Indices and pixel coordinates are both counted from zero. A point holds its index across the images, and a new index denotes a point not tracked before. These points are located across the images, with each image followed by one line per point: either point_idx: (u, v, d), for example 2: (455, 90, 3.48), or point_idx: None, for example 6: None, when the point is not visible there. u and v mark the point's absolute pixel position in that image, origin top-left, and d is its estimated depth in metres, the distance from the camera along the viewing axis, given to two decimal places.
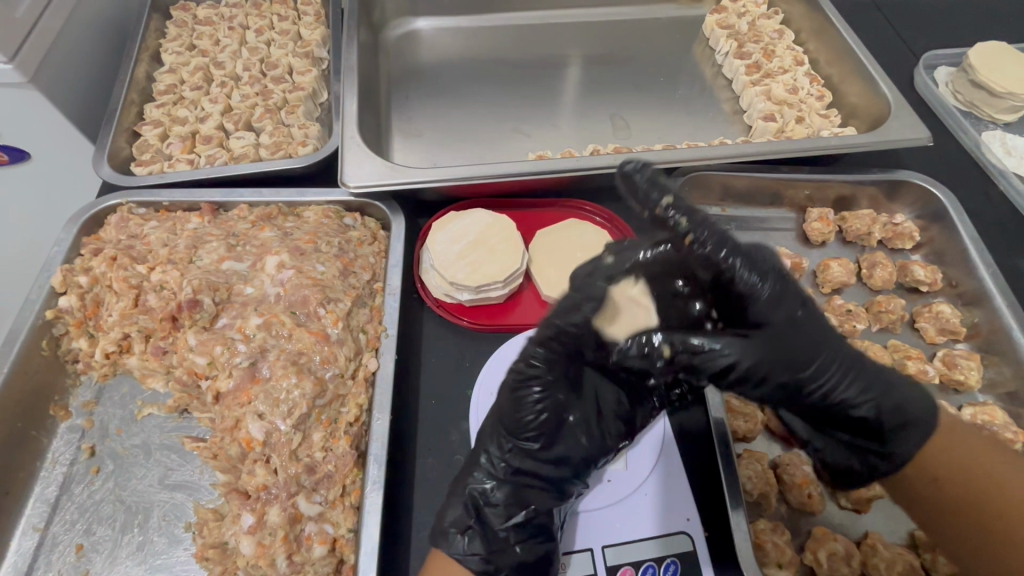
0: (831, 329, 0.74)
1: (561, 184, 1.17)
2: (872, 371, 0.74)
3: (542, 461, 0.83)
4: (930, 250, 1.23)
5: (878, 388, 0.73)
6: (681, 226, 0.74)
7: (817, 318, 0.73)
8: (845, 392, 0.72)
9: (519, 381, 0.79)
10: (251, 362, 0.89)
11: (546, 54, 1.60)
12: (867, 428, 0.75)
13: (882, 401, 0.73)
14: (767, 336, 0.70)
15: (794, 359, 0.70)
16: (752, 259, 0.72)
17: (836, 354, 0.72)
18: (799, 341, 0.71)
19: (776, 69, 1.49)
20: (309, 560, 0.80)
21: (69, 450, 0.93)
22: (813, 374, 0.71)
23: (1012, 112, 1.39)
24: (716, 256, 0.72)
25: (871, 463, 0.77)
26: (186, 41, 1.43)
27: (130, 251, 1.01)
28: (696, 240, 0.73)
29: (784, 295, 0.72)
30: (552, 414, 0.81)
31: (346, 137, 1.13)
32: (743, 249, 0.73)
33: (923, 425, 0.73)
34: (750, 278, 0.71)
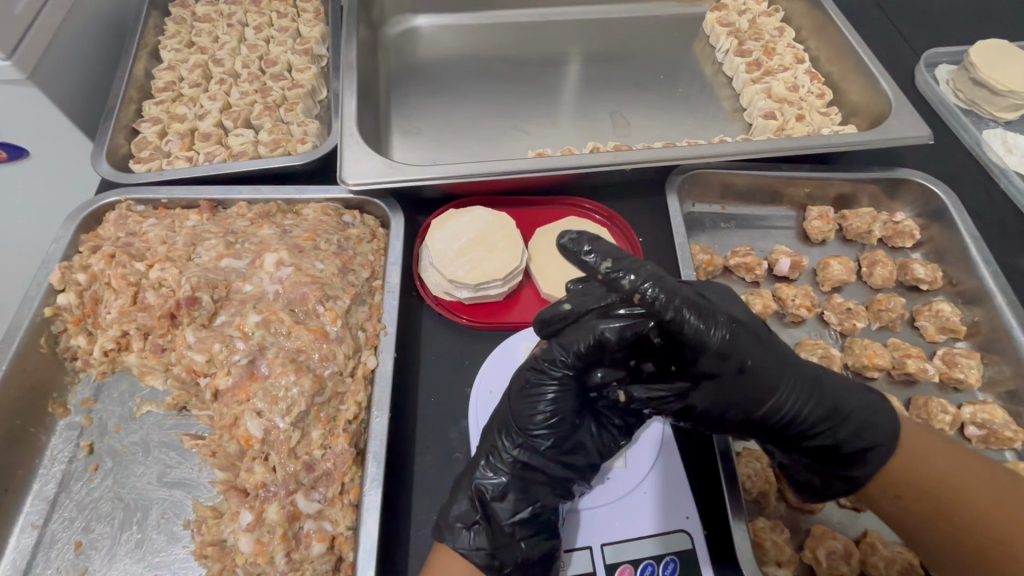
0: (788, 363, 0.79)
1: (561, 181, 1.16)
2: (829, 400, 0.78)
3: (551, 458, 0.84)
4: (931, 249, 1.23)
5: (836, 415, 0.77)
6: (625, 285, 0.76)
7: (773, 355, 0.78)
8: (802, 426, 0.78)
9: (536, 378, 0.81)
10: (249, 359, 0.89)
11: (546, 52, 1.60)
12: (826, 455, 0.79)
13: (840, 428, 0.77)
14: (722, 382, 0.77)
15: (745, 401, 0.78)
16: (700, 309, 0.75)
17: (791, 390, 0.77)
18: (751, 383, 0.77)
19: (776, 67, 1.48)
20: (307, 558, 0.79)
21: (68, 447, 0.93)
22: (766, 414, 0.78)
23: (1013, 110, 1.39)
24: (659, 314, 0.74)
25: (834, 484, 0.79)
26: (185, 38, 1.42)
27: (128, 248, 1.01)
28: (643, 297, 0.75)
29: (734, 340, 0.76)
30: (564, 415, 0.83)
31: (345, 135, 1.13)
32: (692, 299, 0.75)
33: (885, 447, 0.75)
34: (699, 327, 0.74)
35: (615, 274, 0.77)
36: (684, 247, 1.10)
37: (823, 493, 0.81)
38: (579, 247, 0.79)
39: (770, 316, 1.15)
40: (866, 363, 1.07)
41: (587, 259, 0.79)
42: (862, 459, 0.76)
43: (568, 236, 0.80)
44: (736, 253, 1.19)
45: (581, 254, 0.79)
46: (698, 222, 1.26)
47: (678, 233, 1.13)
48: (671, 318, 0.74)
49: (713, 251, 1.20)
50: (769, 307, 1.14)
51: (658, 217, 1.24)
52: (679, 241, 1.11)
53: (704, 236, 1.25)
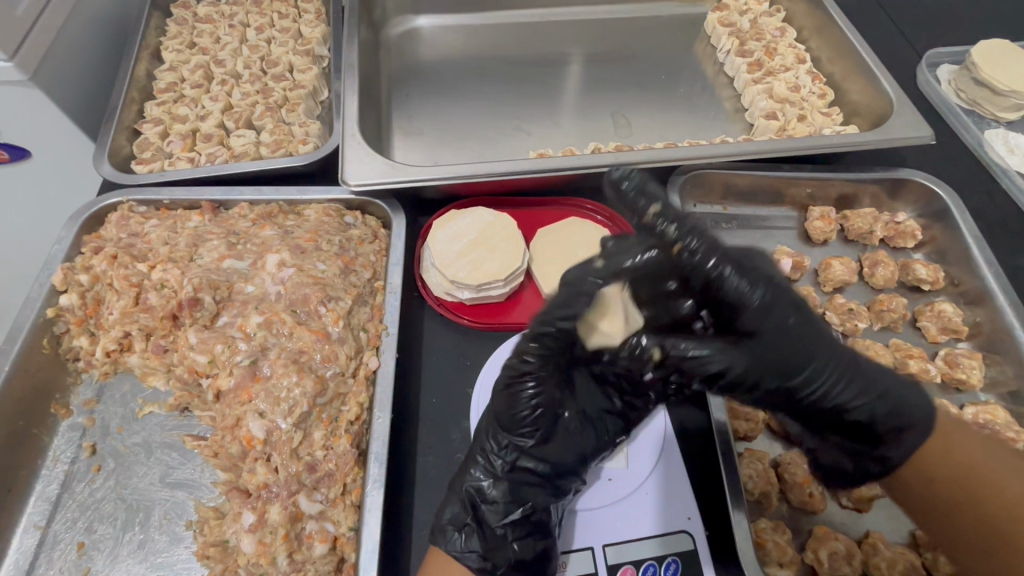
0: (827, 334, 0.76)
1: (563, 182, 1.16)
2: (867, 374, 0.75)
3: (538, 457, 0.84)
4: (932, 249, 1.23)
5: (874, 390, 0.74)
6: (669, 235, 0.72)
7: (813, 323, 0.75)
8: (839, 396, 0.74)
9: (514, 376, 0.77)
10: (251, 360, 0.89)
11: (548, 52, 1.60)
12: (860, 430, 0.76)
13: (876, 404, 0.74)
14: (761, 346, 0.73)
15: (783, 370, 0.73)
16: (742, 268, 0.72)
17: (829, 360, 0.74)
18: (792, 349, 0.73)
19: (778, 67, 1.48)
20: (310, 558, 0.80)
21: (71, 448, 0.93)
22: (804, 382, 0.74)
23: (1015, 110, 1.39)
24: (703, 270, 0.72)
25: (864, 463, 0.78)
26: (187, 39, 1.42)
27: (130, 249, 1.01)
28: (685, 249, 0.71)
29: (776, 303, 0.73)
30: (547, 407, 0.80)
31: (347, 136, 1.13)
32: (736, 260, 0.73)
33: (922, 426, 0.73)
34: (740, 287, 0.72)
35: (660, 222, 0.72)
36: None
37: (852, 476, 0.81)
38: (627, 184, 0.75)
39: None
40: None
41: (632, 198, 0.74)
42: (896, 437, 0.74)
43: (620, 171, 0.75)
44: None
45: (629, 191, 0.74)
46: (700, 222, 1.26)
47: None
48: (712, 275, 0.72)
49: None
50: None
51: None
52: None
53: None
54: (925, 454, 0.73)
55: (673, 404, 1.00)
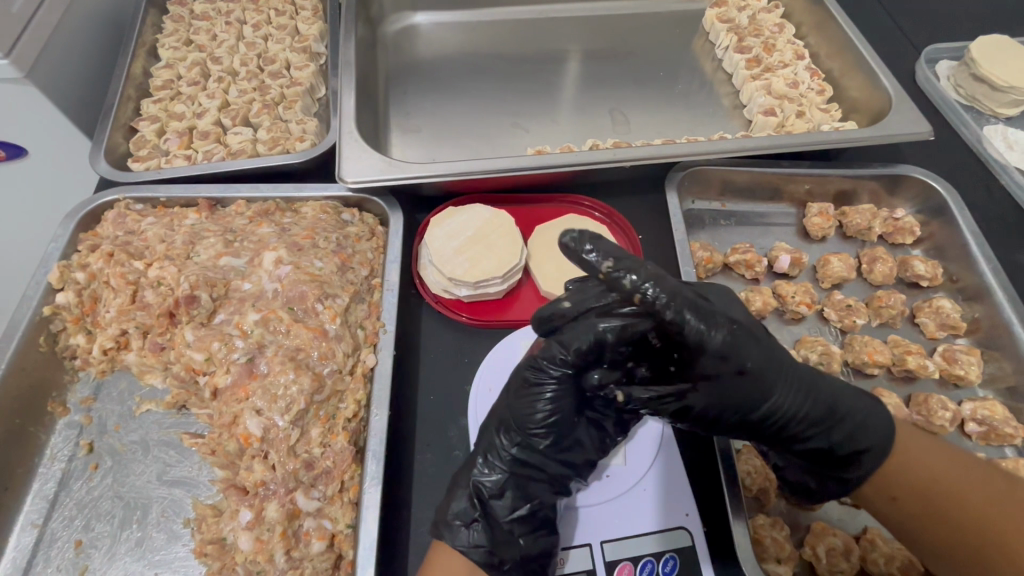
0: (788, 365, 0.76)
1: (560, 178, 1.16)
2: (826, 401, 0.76)
3: (549, 456, 0.84)
4: (931, 245, 1.23)
5: (833, 417, 0.76)
6: (626, 285, 0.71)
7: (774, 359, 0.75)
8: (797, 427, 0.76)
9: (535, 377, 0.82)
10: (248, 358, 0.89)
11: (546, 49, 1.60)
12: (821, 456, 0.78)
13: (835, 430, 0.76)
14: (719, 387, 0.74)
15: (740, 407, 0.75)
16: (700, 310, 0.71)
17: (788, 393, 0.75)
18: (748, 387, 0.74)
19: (776, 64, 1.48)
20: (307, 556, 0.80)
21: (68, 446, 0.93)
22: (762, 416, 0.76)
23: (1015, 106, 1.39)
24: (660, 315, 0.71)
25: (832, 488, 0.80)
26: (183, 36, 1.42)
27: (127, 247, 1.01)
28: (645, 299, 0.71)
29: (734, 342, 0.72)
30: (563, 414, 0.83)
31: (344, 133, 1.13)
32: (694, 302, 0.72)
33: (880, 449, 0.74)
34: (699, 331, 0.71)
35: (615, 275, 0.72)
36: (683, 244, 1.10)
37: (816, 494, 0.83)
38: (581, 247, 0.73)
39: (770, 313, 1.15)
40: (866, 360, 1.07)
41: (589, 258, 0.72)
42: (856, 460, 0.75)
43: (569, 235, 0.73)
44: (735, 250, 1.19)
45: (584, 254, 0.73)
46: (698, 219, 1.26)
47: (677, 230, 1.12)
48: (670, 322, 0.71)
49: (713, 248, 1.20)
50: (769, 304, 1.13)
51: (657, 214, 1.24)
52: (678, 239, 1.11)
53: (704, 234, 1.25)
54: (880, 477, 0.74)
55: None
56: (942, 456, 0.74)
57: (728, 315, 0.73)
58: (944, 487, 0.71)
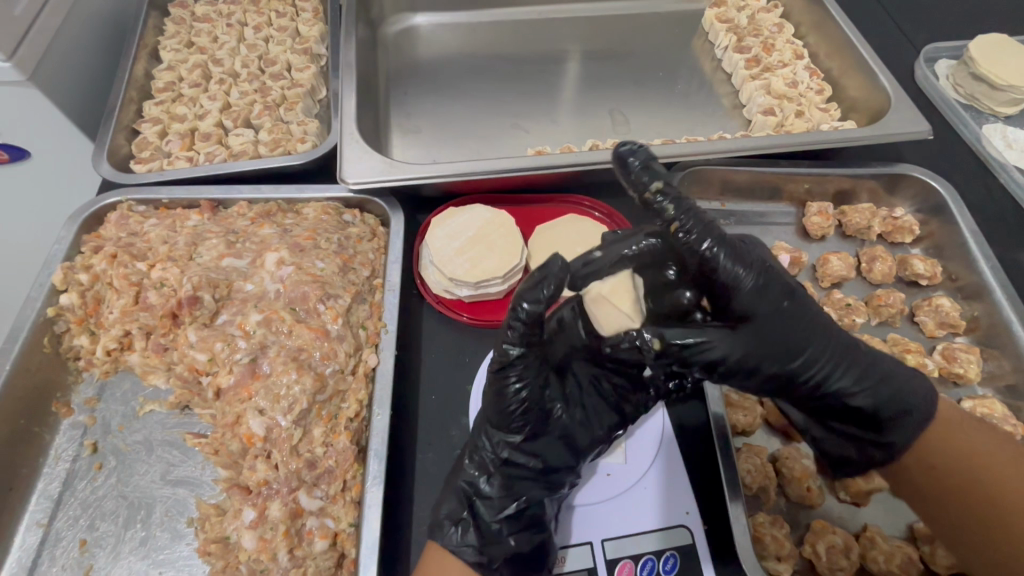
0: (824, 320, 0.77)
1: (561, 179, 1.17)
2: (862, 357, 0.76)
3: (529, 452, 0.84)
4: (930, 244, 1.23)
5: (872, 377, 0.76)
6: (669, 214, 0.74)
7: (807, 311, 0.76)
8: (840, 382, 0.75)
9: (501, 363, 0.77)
10: (251, 358, 0.89)
11: (546, 49, 1.60)
12: (862, 416, 0.77)
13: (876, 389, 0.76)
14: (758, 328, 0.73)
15: (781, 354, 0.73)
16: (734, 249, 0.73)
17: (826, 345, 0.75)
18: (787, 332, 0.73)
19: (775, 63, 1.49)
20: (310, 554, 0.80)
21: (72, 447, 0.94)
22: (803, 365, 0.74)
23: (1014, 104, 1.39)
24: (696, 248, 0.73)
25: (868, 453, 0.79)
26: (185, 39, 1.42)
27: (130, 248, 1.02)
28: (681, 228, 0.73)
29: (768, 286, 0.74)
30: (532, 399, 0.81)
31: (345, 134, 1.13)
32: (729, 241, 0.74)
33: (918, 408, 0.75)
34: (734, 268, 0.73)
35: (655, 203, 0.75)
36: None
37: (857, 463, 0.81)
38: (632, 162, 0.78)
39: None
40: None
41: (635, 172, 0.77)
42: (892, 419, 0.76)
43: (627, 146, 0.78)
44: None
45: (632, 169, 0.77)
46: None
47: None
48: (706, 255, 0.73)
49: None
50: None
51: None
52: None
53: None
54: (920, 446, 0.76)
55: (670, 402, 1.00)
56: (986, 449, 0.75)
57: (761, 261, 0.75)
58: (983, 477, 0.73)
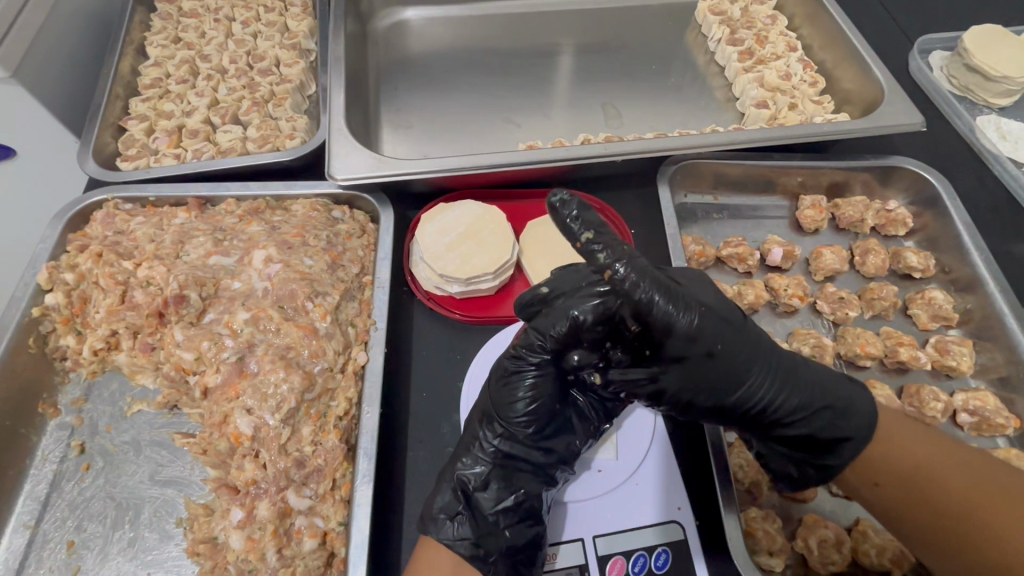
0: (764, 351, 0.79)
1: (551, 173, 1.16)
2: (801, 387, 0.78)
3: (532, 445, 0.84)
4: (924, 237, 1.23)
5: (810, 405, 0.77)
6: (601, 260, 0.75)
7: (744, 344, 0.78)
8: (776, 411, 0.77)
9: (514, 364, 0.83)
10: (238, 357, 0.88)
11: (537, 43, 1.58)
12: (802, 440, 0.79)
13: (813, 416, 0.77)
14: (691, 367, 0.77)
15: (713, 388, 0.77)
16: (669, 291, 0.74)
17: (761, 377, 0.77)
18: (721, 368, 0.77)
19: (768, 55, 1.48)
20: (299, 554, 0.80)
21: (59, 448, 0.93)
22: (738, 399, 0.78)
23: (1008, 96, 1.38)
24: (630, 292, 0.73)
25: (810, 474, 0.80)
26: (172, 34, 1.41)
27: (116, 247, 1.00)
28: (617, 276, 0.74)
29: (702, 325, 0.75)
30: (545, 401, 0.84)
31: (334, 130, 1.12)
32: (665, 284, 0.75)
33: (859, 436, 0.75)
34: (667, 310, 0.73)
35: (592, 250, 0.75)
36: (675, 237, 1.10)
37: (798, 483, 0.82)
38: (568, 210, 0.76)
39: (763, 306, 1.15)
40: (858, 353, 1.07)
41: (572, 223, 0.76)
42: (835, 447, 0.76)
43: (556, 197, 0.77)
44: (728, 243, 1.19)
45: (567, 219, 0.77)
46: (690, 213, 1.25)
47: (670, 224, 1.12)
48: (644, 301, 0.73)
49: (705, 242, 1.19)
50: (761, 297, 1.13)
51: (649, 208, 1.24)
52: (670, 233, 1.11)
53: (696, 227, 1.24)
54: (864, 463, 0.74)
55: None
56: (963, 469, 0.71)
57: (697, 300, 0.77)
58: (968, 511, 0.68)
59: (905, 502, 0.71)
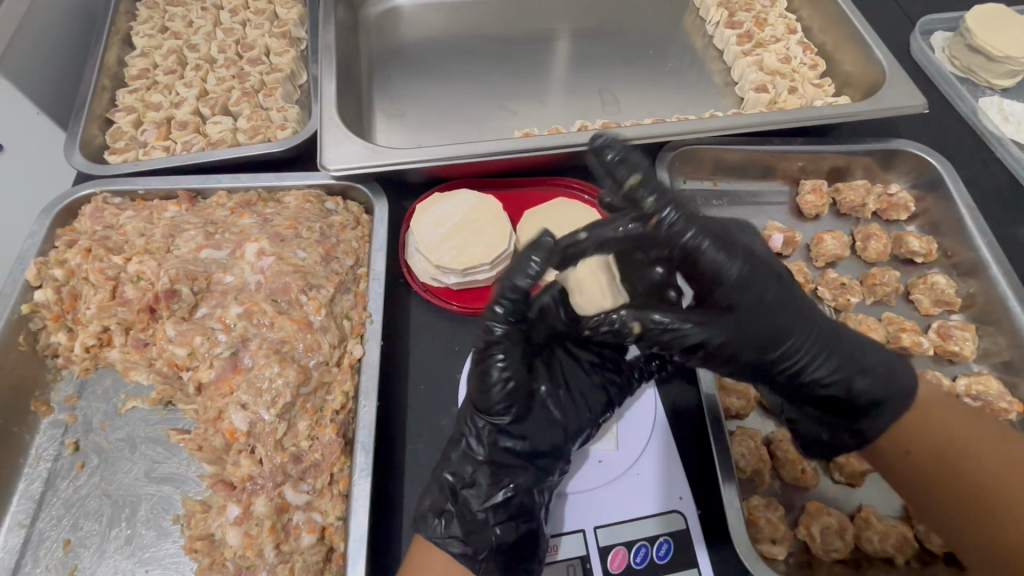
0: (809, 310, 0.75)
1: (547, 161, 1.14)
2: (847, 348, 0.74)
3: (516, 436, 0.83)
4: (926, 221, 1.21)
5: (853, 364, 0.73)
6: (648, 206, 0.74)
7: (791, 298, 0.75)
8: (817, 369, 0.73)
9: (480, 355, 0.78)
10: (232, 352, 0.87)
11: (532, 29, 1.55)
12: (836, 403, 0.75)
13: (858, 378, 0.72)
14: (740, 318, 0.72)
15: (759, 339, 0.72)
16: (718, 239, 0.73)
17: (808, 332, 0.73)
18: (768, 318, 0.72)
19: (767, 38, 1.45)
20: (298, 549, 0.79)
21: (53, 446, 0.92)
22: (781, 353, 0.73)
23: (1010, 77, 1.36)
24: (678, 235, 0.73)
25: (841, 435, 0.76)
26: (158, 24, 1.37)
27: (105, 242, 0.99)
28: (661, 220, 0.73)
29: (754, 275, 0.73)
30: (521, 385, 0.81)
31: (325, 119, 1.10)
32: (712, 231, 0.74)
33: (899, 399, 0.72)
34: (710, 253, 0.73)
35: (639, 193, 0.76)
36: None
37: (830, 448, 0.78)
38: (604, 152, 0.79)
39: None
40: None
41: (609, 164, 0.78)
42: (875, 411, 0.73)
43: (601, 139, 0.79)
44: None
45: (611, 162, 0.78)
46: (690, 199, 1.24)
47: None
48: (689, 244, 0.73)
49: None
50: None
51: None
52: None
53: (696, 214, 1.23)
54: (900, 428, 0.72)
55: (662, 386, 0.99)
56: (990, 449, 0.71)
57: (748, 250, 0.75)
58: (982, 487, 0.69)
59: (934, 475, 0.70)
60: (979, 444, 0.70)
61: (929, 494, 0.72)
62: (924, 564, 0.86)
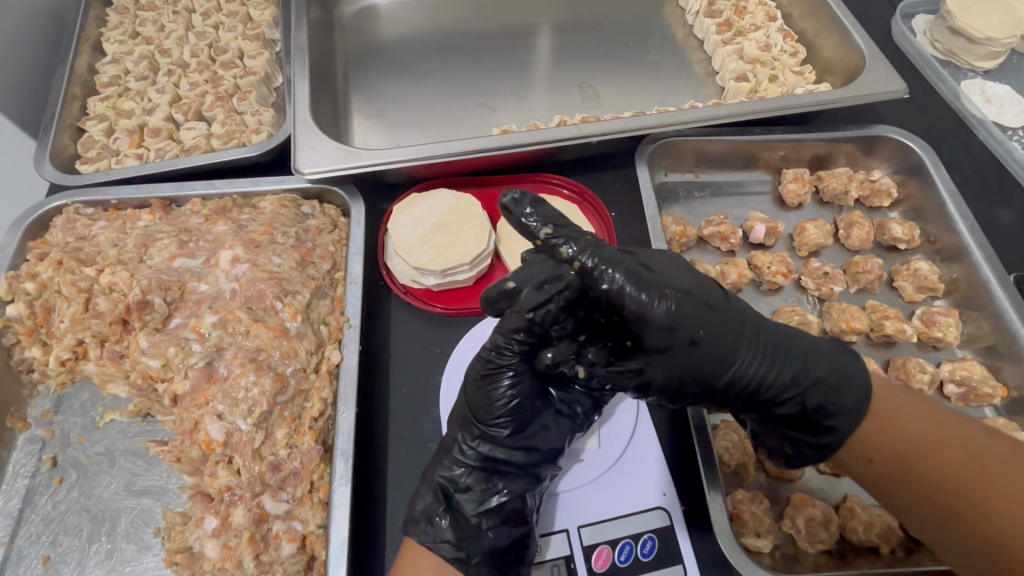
0: (748, 330, 0.75)
1: (527, 157, 1.13)
2: (796, 364, 0.74)
3: (512, 446, 0.83)
4: (909, 207, 1.20)
5: (803, 379, 0.73)
6: (563, 253, 0.74)
7: (726, 324, 0.74)
8: (771, 391, 0.74)
9: (487, 367, 0.79)
10: (207, 361, 0.86)
11: (511, 23, 1.53)
12: (796, 419, 0.75)
13: (809, 395, 0.73)
14: (673, 355, 0.73)
15: (702, 373, 0.73)
16: (636, 278, 0.71)
17: (749, 358, 0.73)
18: (704, 353, 0.73)
19: (747, 26, 1.44)
20: (278, 559, 0.78)
21: (31, 461, 0.91)
22: (725, 383, 0.74)
23: (993, 59, 1.34)
24: (596, 282, 0.71)
25: (807, 454, 0.76)
26: (129, 29, 1.35)
27: (78, 253, 0.97)
28: (582, 268, 0.72)
29: (678, 311, 0.71)
30: (523, 398, 0.81)
31: (299, 122, 1.08)
32: (633, 271, 0.72)
33: (854, 411, 0.71)
34: (635, 297, 0.70)
35: (553, 240, 0.76)
36: (654, 218, 1.07)
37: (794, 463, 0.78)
38: (521, 210, 0.78)
39: (746, 285, 1.13)
40: (844, 328, 1.05)
41: (526, 221, 0.78)
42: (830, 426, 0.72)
43: (509, 197, 0.78)
44: (710, 222, 1.16)
45: (521, 218, 0.78)
46: (671, 191, 1.23)
47: (648, 205, 1.10)
48: (613, 292, 0.71)
49: (687, 222, 1.17)
50: (744, 276, 1.11)
51: (628, 190, 1.21)
52: (649, 214, 1.09)
53: (678, 206, 1.22)
54: (857, 439, 0.71)
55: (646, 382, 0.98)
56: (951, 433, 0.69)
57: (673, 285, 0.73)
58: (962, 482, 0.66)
59: (904, 481, 0.69)
60: (953, 444, 0.68)
61: (900, 499, 0.70)
62: (910, 552, 0.85)
